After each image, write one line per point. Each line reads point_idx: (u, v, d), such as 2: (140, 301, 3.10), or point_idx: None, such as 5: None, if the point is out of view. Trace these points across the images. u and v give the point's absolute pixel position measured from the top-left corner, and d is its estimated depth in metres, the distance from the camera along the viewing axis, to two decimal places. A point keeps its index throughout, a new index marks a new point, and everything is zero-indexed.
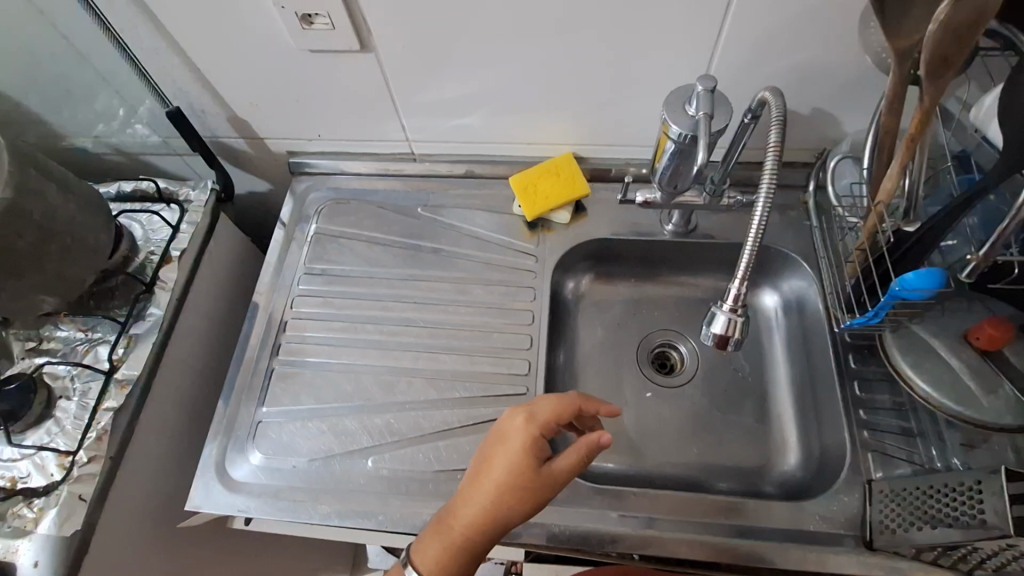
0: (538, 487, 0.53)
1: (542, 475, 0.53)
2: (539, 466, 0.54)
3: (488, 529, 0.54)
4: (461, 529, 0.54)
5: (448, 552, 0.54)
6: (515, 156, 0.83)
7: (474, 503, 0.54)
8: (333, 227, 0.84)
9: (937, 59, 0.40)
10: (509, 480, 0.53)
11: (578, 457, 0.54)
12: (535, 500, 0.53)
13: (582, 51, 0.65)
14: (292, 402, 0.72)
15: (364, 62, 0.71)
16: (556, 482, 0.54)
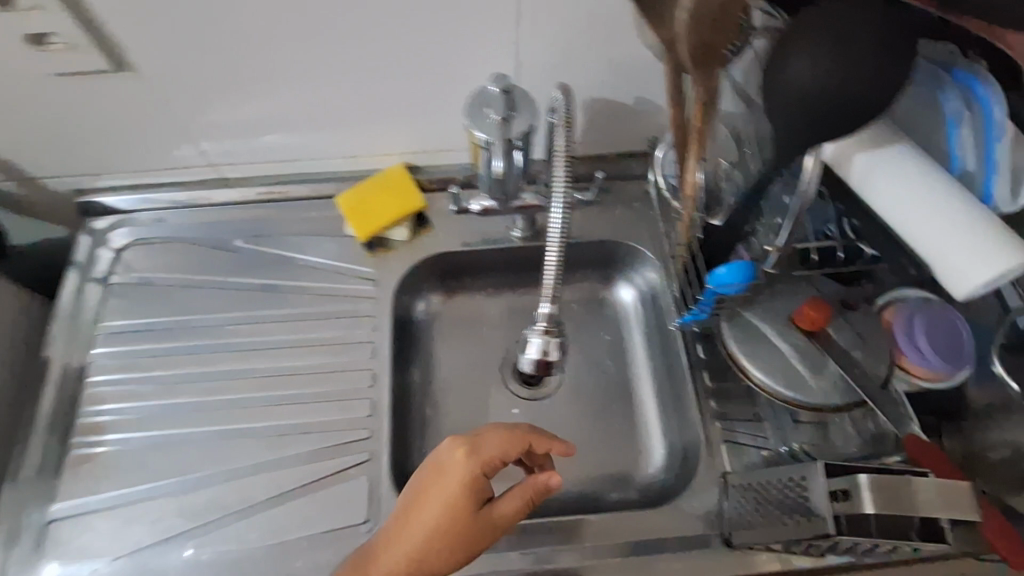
0: (471, 533, 0.48)
1: (476, 522, 0.48)
2: (475, 512, 0.48)
3: None
4: None
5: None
6: (342, 172, 0.74)
7: (399, 547, 0.49)
8: (138, 274, 0.73)
9: (699, 48, 0.37)
10: (441, 528, 0.48)
11: (518, 500, 0.49)
12: (468, 548, 0.48)
13: (378, 53, 0.59)
14: (92, 491, 0.61)
15: (129, 81, 0.61)
16: (493, 530, 0.49)
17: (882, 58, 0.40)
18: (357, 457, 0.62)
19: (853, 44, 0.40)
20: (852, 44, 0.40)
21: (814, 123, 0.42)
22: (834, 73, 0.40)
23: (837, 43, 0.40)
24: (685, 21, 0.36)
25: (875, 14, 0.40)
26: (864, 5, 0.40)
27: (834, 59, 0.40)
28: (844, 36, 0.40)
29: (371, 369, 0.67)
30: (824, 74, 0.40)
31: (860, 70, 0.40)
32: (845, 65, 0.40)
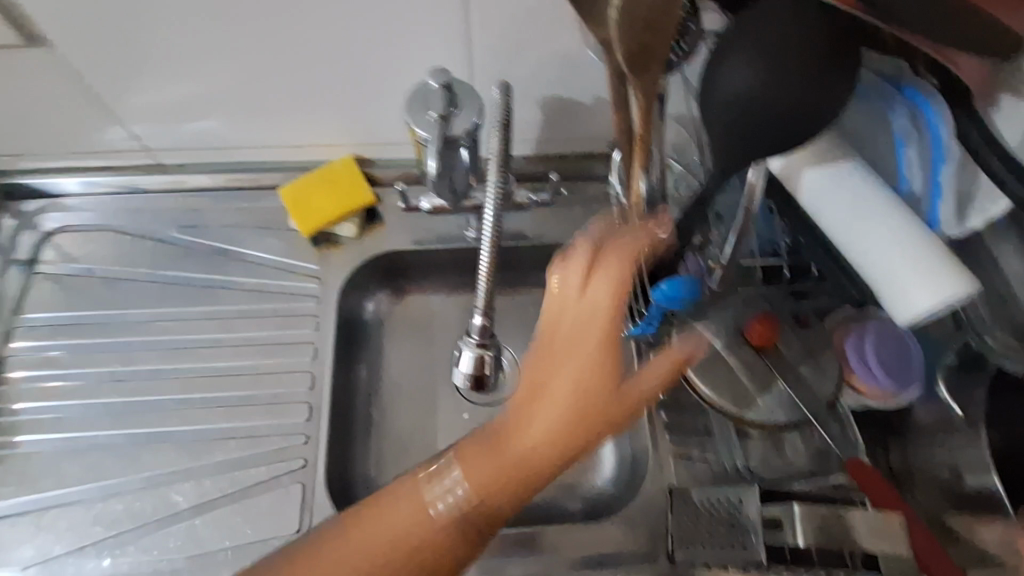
0: (620, 394, 0.46)
1: (620, 390, 0.46)
2: (615, 384, 0.46)
3: (549, 451, 0.45)
4: (524, 444, 0.45)
5: (494, 480, 0.44)
6: (287, 162, 0.71)
7: (539, 420, 0.45)
8: (64, 263, 0.68)
9: (633, 49, 0.36)
10: (580, 376, 0.45)
11: (667, 370, 0.49)
12: (620, 408, 0.46)
13: (316, 38, 0.56)
14: (1, 495, 0.57)
15: (44, 56, 0.56)
16: (635, 397, 0.47)
17: (818, 74, 0.39)
18: (289, 464, 0.59)
19: (788, 57, 0.38)
20: (787, 57, 0.38)
21: (750, 138, 0.41)
22: (766, 86, 0.39)
23: (773, 55, 0.38)
24: (618, 22, 0.35)
25: (815, 24, 0.38)
26: (804, 15, 0.38)
27: (769, 72, 0.39)
28: (780, 48, 0.38)
29: (310, 371, 0.64)
30: (759, 86, 0.39)
31: (795, 86, 0.39)
32: (780, 77, 0.38)
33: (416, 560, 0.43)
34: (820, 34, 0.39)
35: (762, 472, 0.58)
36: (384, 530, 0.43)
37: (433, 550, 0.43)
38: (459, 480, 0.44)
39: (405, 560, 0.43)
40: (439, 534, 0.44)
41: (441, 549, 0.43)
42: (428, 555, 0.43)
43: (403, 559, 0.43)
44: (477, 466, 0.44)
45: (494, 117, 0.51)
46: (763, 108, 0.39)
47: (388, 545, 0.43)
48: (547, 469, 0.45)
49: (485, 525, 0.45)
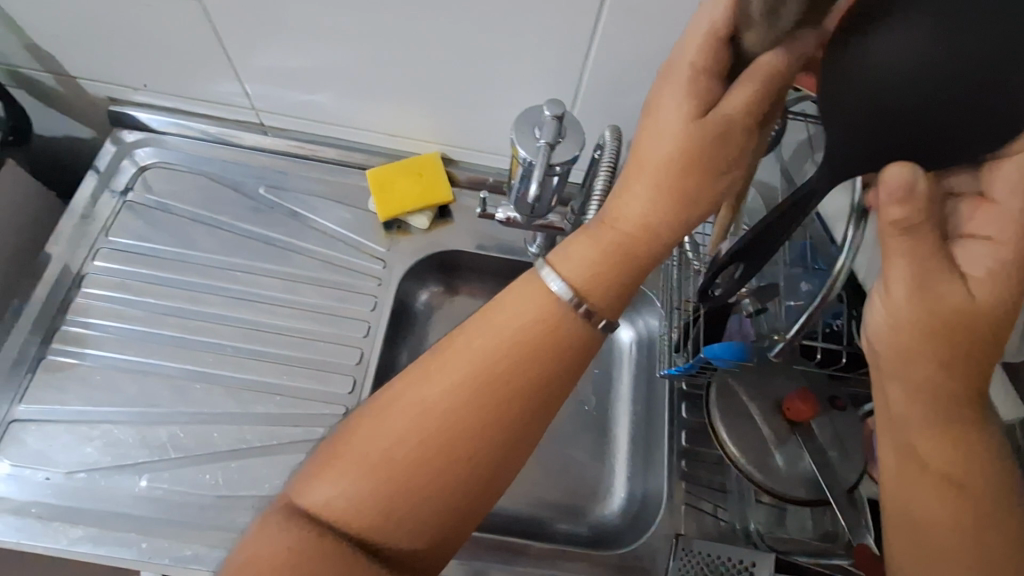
0: (704, 130, 0.37)
1: (699, 129, 0.37)
2: (693, 122, 0.37)
3: (649, 233, 0.40)
4: (622, 229, 0.40)
5: (608, 262, 0.40)
6: (377, 146, 0.75)
7: (634, 193, 0.40)
8: (153, 196, 0.73)
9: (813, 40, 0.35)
10: (680, 152, 0.37)
11: (757, 93, 0.36)
12: (707, 153, 0.37)
13: (442, 42, 0.59)
14: (58, 400, 0.61)
15: (190, 11, 0.60)
16: (717, 137, 0.37)
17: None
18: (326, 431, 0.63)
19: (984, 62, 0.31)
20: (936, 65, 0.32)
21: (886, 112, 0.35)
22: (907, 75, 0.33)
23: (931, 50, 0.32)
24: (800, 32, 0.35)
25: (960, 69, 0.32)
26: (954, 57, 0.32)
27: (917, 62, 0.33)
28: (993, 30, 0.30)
29: (360, 347, 0.68)
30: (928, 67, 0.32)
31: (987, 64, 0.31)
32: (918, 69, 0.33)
33: (493, 399, 0.39)
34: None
35: (768, 540, 0.59)
36: (441, 394, 0.39)
37: (515, 390, 0.39)
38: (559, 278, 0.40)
39: (467, 405, 0.39)
40: (497, 370, 0.39)
41: (519, 392, 0.39)
42: (514, 394, 0.39)
43: (442, 418, 0.38)
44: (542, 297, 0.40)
45: (603, 160, 0.53)
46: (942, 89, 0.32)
47: (436, 403, 0.39)
48: (642, 225, 0.40)
49: (564, 364, 0.40)
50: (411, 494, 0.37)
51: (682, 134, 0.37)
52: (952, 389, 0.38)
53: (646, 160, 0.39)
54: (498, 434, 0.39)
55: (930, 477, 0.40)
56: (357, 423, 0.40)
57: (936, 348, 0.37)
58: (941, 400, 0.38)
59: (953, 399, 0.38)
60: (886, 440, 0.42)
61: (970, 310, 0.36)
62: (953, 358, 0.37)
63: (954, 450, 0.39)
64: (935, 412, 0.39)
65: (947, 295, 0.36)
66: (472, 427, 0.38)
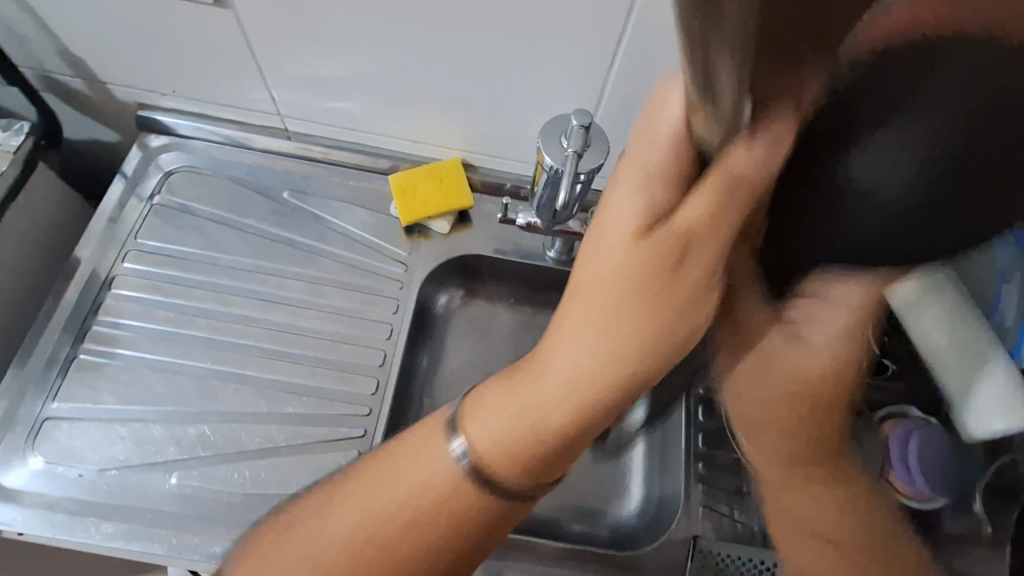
0: (652, 253, 0.37)
1: (654, 245, 0.37)
2: (638, 243, 0.37)
3: (587, 382, 0.38)
4: (553, 376, 0.39)
5: (525, 419, 0.39)
6: (399, 151, 0.76)
7: (571, 332, 0.39)
8: (181, 199, 0.74)
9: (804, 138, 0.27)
10: (625, 280, 0.38)
11: (715, 205, 0.33)
12: (652, 284, 0.37)
13: (468, 52, 0.61)
14: (91, 399, 0.62)
15: (223, 20, 0.61)
16: (664, 269, 0.37)
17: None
18: (351, 431, 0.64)
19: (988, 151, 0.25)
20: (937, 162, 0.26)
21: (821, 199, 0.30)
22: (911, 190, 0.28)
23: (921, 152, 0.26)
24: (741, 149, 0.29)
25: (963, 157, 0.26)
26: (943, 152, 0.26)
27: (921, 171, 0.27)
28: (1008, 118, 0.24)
29: (383, 349, 0.69)
30: (930, 172, 0.27)
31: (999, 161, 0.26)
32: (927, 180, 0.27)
33: (417, 530, 0.41)
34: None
35: None
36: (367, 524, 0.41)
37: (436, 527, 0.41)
38: (466, 443, 0.41)
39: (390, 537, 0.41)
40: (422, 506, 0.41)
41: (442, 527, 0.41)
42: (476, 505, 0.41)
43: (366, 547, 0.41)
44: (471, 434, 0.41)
45: None
46: (930, 198, 0.28)
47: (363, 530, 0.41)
48: (576, 371, 0.38)
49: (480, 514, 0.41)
50: (395, 564, 0.41)
51: (630, 264, 0.37)
52: (812, 454, 0.46)
53: (593, 282, 0.39)
54: (430, 554, 0.41)
55: (812, 539, 0.47)
56: (295, 526, 0.43)
57: (795, 420, 0.44)
58: (801, 463, 0.46)
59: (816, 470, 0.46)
60: (768, 501, 0.49)
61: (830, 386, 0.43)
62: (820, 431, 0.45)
63: (835, 511, 0.46)
64: (807, 475, 0.46)
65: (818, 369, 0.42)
66: (398, 554, 0.41)
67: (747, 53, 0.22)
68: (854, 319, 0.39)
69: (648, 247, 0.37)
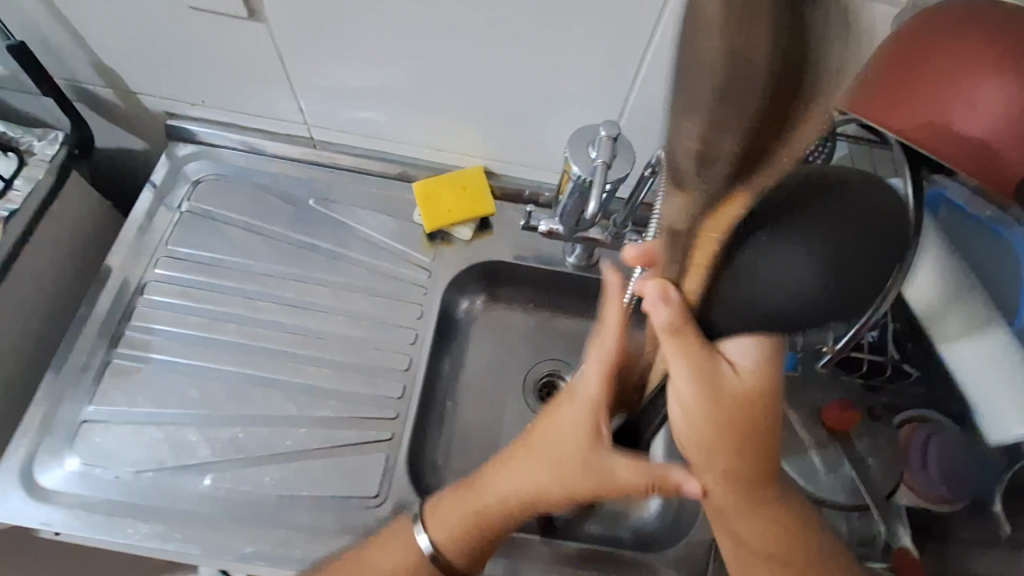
0: (572, 454, 0.49)
1: (580, 443, 0.48)
2: (585, 421, 0.49)
3: (517, 510, 0.51)
4: (488, 500, 0.51)
5: (464, 527, 0.52)
6: (422, 160, 0.78)
7: (512, 475, 0.51)
8: (209, 206, 0.75)
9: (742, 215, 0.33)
10: (565, 442, 0.49)
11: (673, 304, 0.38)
12: (568, 472, 0.49)
13: (494, 64, 0.62)
14: (126, 403, 0.64)
15: (256, 34, 0.63)
16: (575, 466, 0.48)
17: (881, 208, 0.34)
18: (378, 434, 0.65)
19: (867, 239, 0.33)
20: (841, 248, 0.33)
21: (760, 293, 0.35)
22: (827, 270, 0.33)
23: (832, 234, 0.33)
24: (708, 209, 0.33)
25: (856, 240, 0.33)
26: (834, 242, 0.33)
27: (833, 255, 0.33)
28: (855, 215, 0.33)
29: (408, 353, 0.71)
30: (826, 261, 0.33)
31: (873, 256, 0.33)
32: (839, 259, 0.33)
33: None
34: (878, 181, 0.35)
35: None
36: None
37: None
38: (425, 537, 0.53)
39: None
40: None
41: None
42: None
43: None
44: (434, 525, 0.53)
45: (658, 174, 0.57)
46: (837, 289, 0.34)
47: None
48: (502, 501, 0.51)
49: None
50: None
51: (558, 439, 0.49)
52: (739, 471, 0.45)
53: (551, 441, 0.49)
54: None
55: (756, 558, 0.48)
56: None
57: (716, 446, 0.43)
58: (734, 485, 0.46)
59: (739, 481, 0.45)
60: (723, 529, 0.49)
61: (736, 398, 0.42)
62: (738, 448, 0.43)
63: (777, 531, 0.47)
64: (743, 488, 0.46)
65: (726, 388, 0.41)
66: None
67: (705, 108, 0.27)
68: (764, 346, 0.40)
69: (589, 447, 0.48)
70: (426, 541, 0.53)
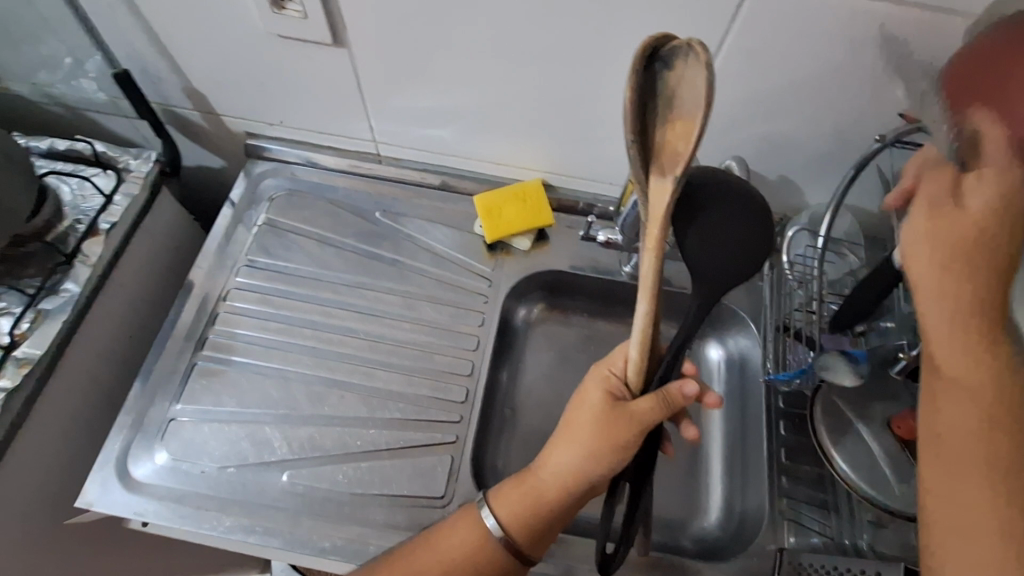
0: (617, 419, 0.50)
1: (618, 410, 0.50)
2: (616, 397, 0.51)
3: (573, 485, 0.52)
4: (545, 477, 0.53)
5: (526, 507, 0.53)
6: (483, 174, 0.81)
7: (559, 452, 0.53)
8: (283, 219, 0.80)
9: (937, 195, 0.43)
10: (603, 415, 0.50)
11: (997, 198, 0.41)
12: (613, 437, 0.50)
13: (559, 83, 0.65)
14: (212, 402, 0.68)
15: (337, 58, 0.68)
16: (616, 432, 0.50)
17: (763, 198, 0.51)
18: (444, 437, 0.68)
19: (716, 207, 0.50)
20: (711, 223, 0.49)
21: (728, 255, 0.49)
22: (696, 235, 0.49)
23: (700, 216, 0.49)
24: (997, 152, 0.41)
25: (743, 211, 0.50)
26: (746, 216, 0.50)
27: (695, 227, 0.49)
28: (734, 199, 0.50)
29: (471, 359, 0.73)
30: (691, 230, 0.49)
31: (743, 227, 0.49)
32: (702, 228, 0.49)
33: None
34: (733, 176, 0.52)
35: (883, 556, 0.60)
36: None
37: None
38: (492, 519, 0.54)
39: None
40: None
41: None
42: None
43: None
44: (505, 502, 0.54)
45: None
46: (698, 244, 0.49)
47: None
48: (559, 482, 0.52)
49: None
50: None
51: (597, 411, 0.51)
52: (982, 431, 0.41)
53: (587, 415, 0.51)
54: None
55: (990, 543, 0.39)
56: None
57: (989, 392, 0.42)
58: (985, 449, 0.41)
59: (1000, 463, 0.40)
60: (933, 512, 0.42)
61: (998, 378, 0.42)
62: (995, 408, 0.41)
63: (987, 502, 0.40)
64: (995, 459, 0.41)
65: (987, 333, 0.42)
66: None
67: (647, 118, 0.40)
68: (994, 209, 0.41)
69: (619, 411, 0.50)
70: (492, 520, 0.53)
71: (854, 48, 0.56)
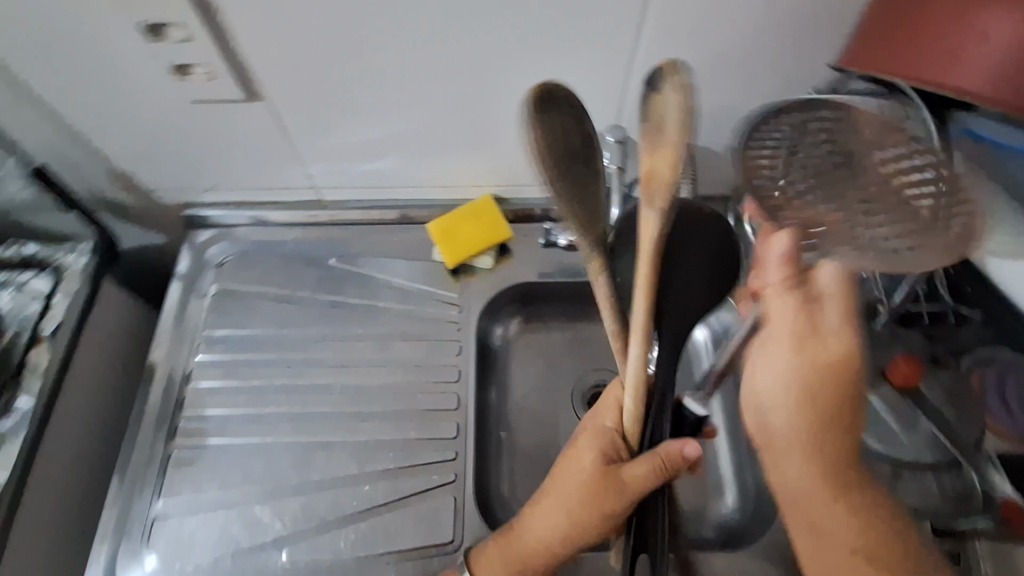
0: (607, 487, 0.51)
1: (610, 479, 0.51)
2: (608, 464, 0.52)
3: (558, 545, 0.54)
4: (529, 540, 0.54)
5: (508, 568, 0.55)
6: (432, 199, 0.79)
7: (546, 515, 0.54)
8: (236, 285, 0.77)
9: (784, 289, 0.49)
10: (590, 481, 0.52)
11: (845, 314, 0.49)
12: (603, 505, 0.51)
13: (489, 96, 0.64)
14: (194, 491, 0.65)
15: (257, 112, 0.65)
16: (607, 501, 0.51)
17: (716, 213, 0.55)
18: (443, 477, 0.65)
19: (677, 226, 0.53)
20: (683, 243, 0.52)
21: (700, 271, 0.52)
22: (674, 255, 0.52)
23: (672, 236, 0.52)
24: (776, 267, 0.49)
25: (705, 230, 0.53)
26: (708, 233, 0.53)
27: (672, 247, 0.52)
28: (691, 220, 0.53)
29: (455, 391, 0.70)
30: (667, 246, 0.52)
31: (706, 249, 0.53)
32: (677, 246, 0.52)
33: None
34: (713, 212, 0.54)
35: None
36: None
37: None
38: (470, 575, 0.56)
39: None
40: None
41: None
42: None
43: None
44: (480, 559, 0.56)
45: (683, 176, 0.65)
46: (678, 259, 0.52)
47: None
48: (545, 545, 0.54)
49: None
50: None
51: (589, 477, 0.52)
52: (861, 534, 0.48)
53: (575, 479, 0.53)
54: None
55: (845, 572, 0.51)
56: None
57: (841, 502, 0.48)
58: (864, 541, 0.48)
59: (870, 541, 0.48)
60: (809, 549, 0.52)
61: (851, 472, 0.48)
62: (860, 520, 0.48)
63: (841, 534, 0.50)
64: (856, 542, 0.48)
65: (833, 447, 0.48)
66: None
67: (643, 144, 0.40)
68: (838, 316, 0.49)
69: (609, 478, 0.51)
70: None
71: (774, 11, 0.55)
